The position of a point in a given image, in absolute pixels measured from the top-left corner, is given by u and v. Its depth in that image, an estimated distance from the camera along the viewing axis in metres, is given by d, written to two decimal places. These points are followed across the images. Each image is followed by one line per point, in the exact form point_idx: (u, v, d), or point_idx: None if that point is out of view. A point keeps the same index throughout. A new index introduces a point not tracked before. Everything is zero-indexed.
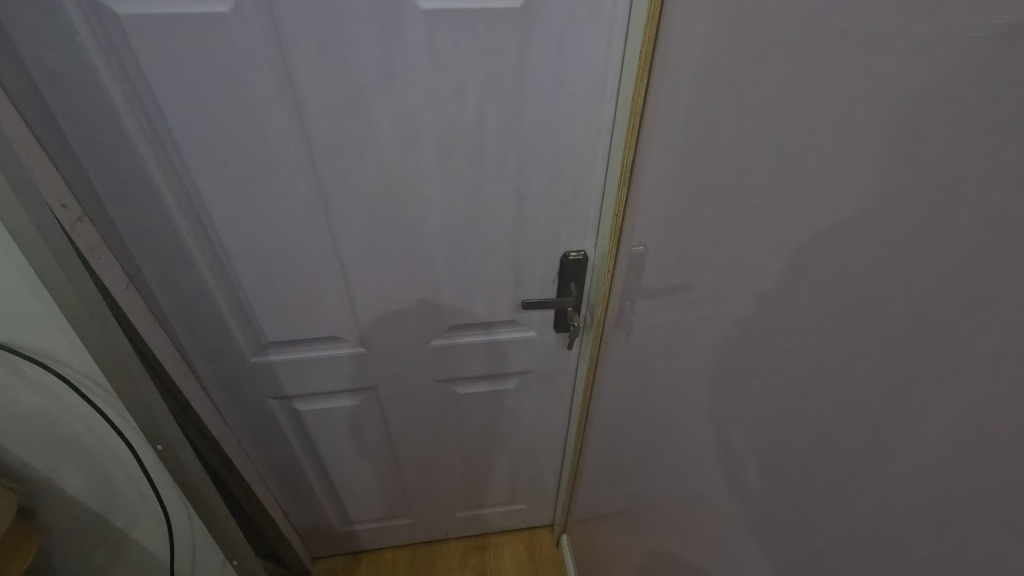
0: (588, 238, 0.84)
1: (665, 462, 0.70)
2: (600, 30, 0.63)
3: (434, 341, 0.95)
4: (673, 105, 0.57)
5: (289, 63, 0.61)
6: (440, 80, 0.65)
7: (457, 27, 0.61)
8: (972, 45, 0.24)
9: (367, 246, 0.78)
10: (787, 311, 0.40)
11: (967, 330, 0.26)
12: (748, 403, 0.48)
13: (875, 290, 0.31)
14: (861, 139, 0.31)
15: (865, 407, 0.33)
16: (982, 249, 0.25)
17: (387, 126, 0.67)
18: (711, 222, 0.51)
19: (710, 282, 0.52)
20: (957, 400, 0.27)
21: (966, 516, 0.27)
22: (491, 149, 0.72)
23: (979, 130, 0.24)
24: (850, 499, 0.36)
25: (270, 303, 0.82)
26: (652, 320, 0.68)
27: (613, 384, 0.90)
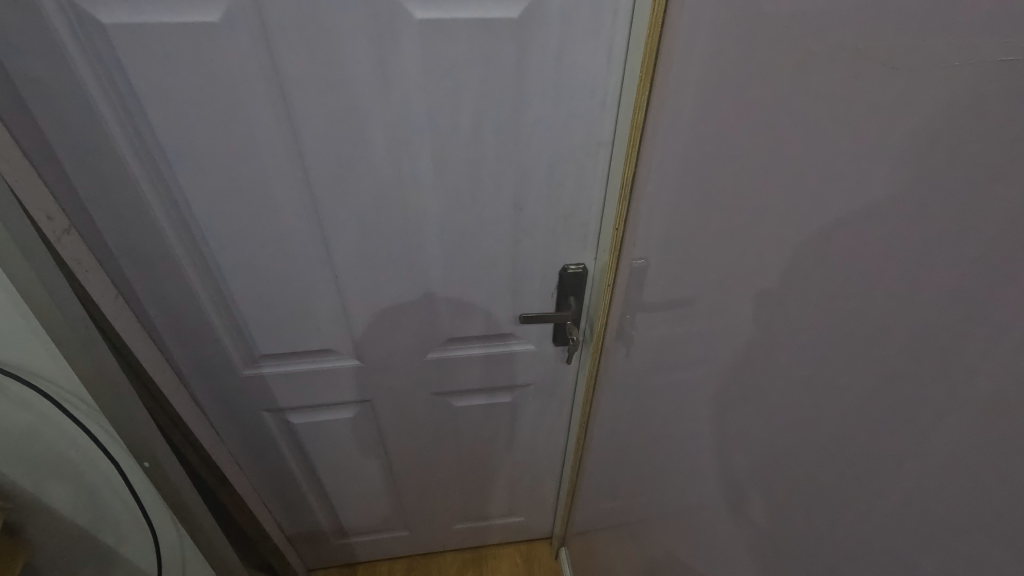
0: (588, 251, 0.81)
1: (682, 501, 0.65)
2: (600, 40, 0.61)
3: (431, 353, 0.91)
4: (681, 120, 0.55)
5: (281, 74, 0.59)
6: (435, 91, 0.62)
7: (453, 36, 0.59)
8: (992, 68, 0.24)
9: (362, 257, 0.76)
10: (838, 360, 0.36)
11: (995, 362, 0.25)
12: (768, 426, 0.45)
13: (906, 315, 0.30)
14: (879, 157, 0.30)
15: (929, 474, 0.29)
16: (995, 273, 0.24)
17: (379, 137, 0.65)
18: (727, 235, 0.48)
19: (723, 296, 0.50)
20: (982, 431, 0.26)
21: (996, 553, 0.26)
22: (487, 164, 0.69)
23: (1000, 152, 0.24)
24: (869, 524, 0.34)
25: (260, 314, 0.80)
26: (670, 350, 0.63)
27: (622, 409, 0.85)
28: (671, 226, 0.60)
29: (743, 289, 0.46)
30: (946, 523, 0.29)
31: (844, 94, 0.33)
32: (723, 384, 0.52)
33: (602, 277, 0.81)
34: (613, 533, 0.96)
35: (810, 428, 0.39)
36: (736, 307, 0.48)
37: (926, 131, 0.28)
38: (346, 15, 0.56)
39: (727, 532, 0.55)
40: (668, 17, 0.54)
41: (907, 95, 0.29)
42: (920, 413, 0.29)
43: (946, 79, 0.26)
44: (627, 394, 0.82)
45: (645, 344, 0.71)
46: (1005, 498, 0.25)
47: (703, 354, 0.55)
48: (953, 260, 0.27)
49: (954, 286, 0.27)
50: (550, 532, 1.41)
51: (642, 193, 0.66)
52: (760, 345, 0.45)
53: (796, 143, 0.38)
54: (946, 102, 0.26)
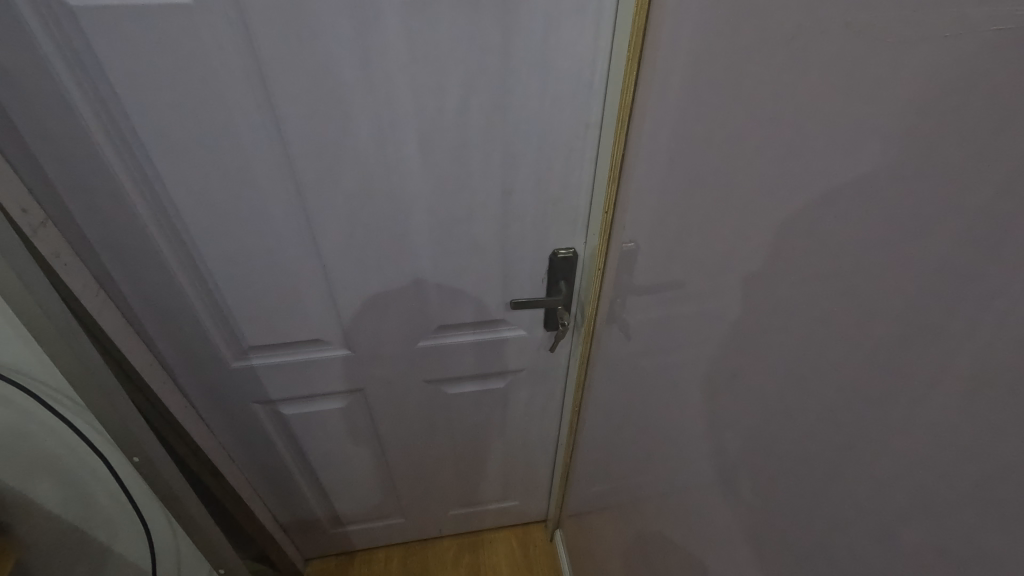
0: (578, 235, 0.80)
1: (676, 481, 0.66)
2: (587, 19, 0.59)
3: (421, 342, 0.91)
4: (669, 100, 0.54)
5: (258, 57, 0.57)
6: (419, 72, 0.61)
7: (435, 15, 0.57)
8: (984, 41, 0.23)
9: (349, 246, 0.75)
10: (826, 339, 0.36)
11: (977, 341, 0.25)
12: (758, 405, 0.45)
13: (892, 295, 0.30)
14: (866, 136, 0.30)
15: (910, 450, 0.30)
16: (978, 253, 0.25)
17: (362, 122, 0.63)
18: (716, 216, 0.48)
19: (713, 277, 0.50)
20: (963, 408, 0.26)
21: (975, 524, 0.27)
22: (474, 148, 0.68)
23: (988, 130, 0.24)
24: (853, 498, 0.35)
25: (247, 305, 0.79)
26: (662, 333, 0.63)
27: (615, 393, 0.85)
28: (662, 208, 0.60)
29: (735, 269, 0.46)
30: (939, 498, 0.29)
31: (832, 70, 0.33)
32: (716, 365, 0.52)
33: (592, 262, 0.81)
34: (607, 513, 0.98)
35: (799, 406, 0.40)
36: (728, 286, 0.47)
37: (925, 101, 0.27)
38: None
39: (719, 510, 0.55)
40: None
41: (906, 63, 0.28)
42: (915, 390, 0.29)
43: (949, 46, 0.25)
44: (619, 377, 0.82)
45: (637, 327, 0.71)
46: (996, 473, 0.25)
47: (695, 336, 0.55)
48: (951, 233, 0.26)
49: (951, 260, 0.26)
50: (545, 515, 1.43)
51: (632, 176, 0.66)
52: (749, 325, 0.45)
53: (789, 117, 0.37)
54: (947, 69, 0.25)
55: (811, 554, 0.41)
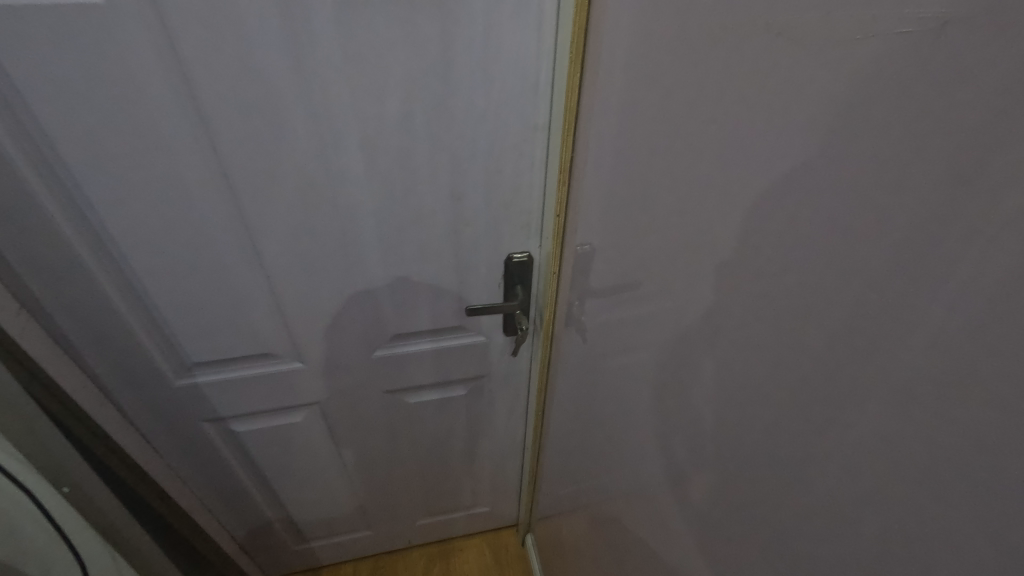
0: (532, 239, 0.79)
1: (641, 482, 0.66)
2: (529, 20, 0.58)
3: (377, 352, 0.89)
4: (612, 101, 0.54)
5: (180, 59, 0.54)
6: (357, 76, 0.58)
7: (371, 17, 0.55)
8: (898, 42, 0.23)
9: (294, 257, 0.72)
10: (771, 343, 0.36)
11: (903, 347, 0.25)
12: (710, 408, 0.45)
13: (826, 298, 0.30)
14: (797, 138, 0.30)
15: (848, 456, 0.30)
16: (904, 257, 0.24)
17: (299, 126, 0.61)
18: (666, 218, 0.48)
19: (666, 278, 0.50)
20: (890, 414, 0.26)
21: (908, 532, 0.27)
22: (420, 151, 0.66)
23: (905, 134, 0.23)
24: (799, 502, 0.35)
25: (188, 319, 0.75)
26: (622, 334, 0.63)
27: (577, 396, 0.85)
28: (614, 208, 0.59)
29: (688, 269, 0.45)
30: (881, 505, 0.28)
31: (762, 73, 0.32)
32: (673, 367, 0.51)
33: (547, 265, 0.80)
34: (576, 516, 0.97)
35: (749, 409, 0.39)
36: (683, 287, 0.47)
37: (854, 95, 0.26)
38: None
39: (681, 513, 0.55)
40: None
41: (833, 57, 0.27)
42: (857, 394, 0.28)
43: (878, 38, 0.24)
44: (581, 379, 0.81)
45: (597, 329, 0.70)
46: (926, 480, 0.25)
47: (655, 337, 0.54)
48: (886, 232, 0.25)
49: (885, 260, 0.25)
50: (516, 518, 1.42)
51: (582, 178, 0.65)
52: (701, 327, 0.45)
53: (730, 113, 0.36)
54: (872, 63, 0.25)
55: (764, 557, 0.41)
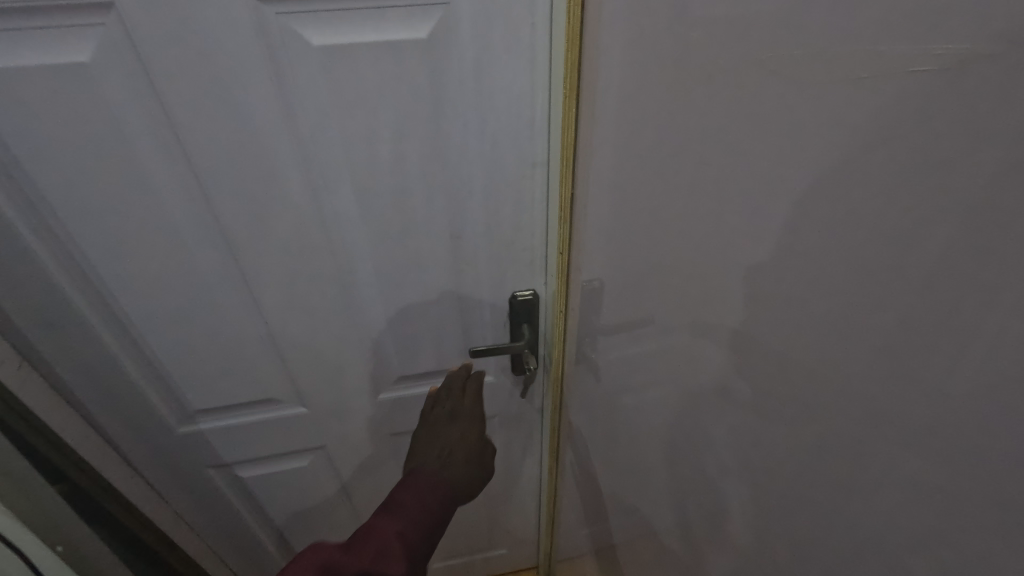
0: (537, 277, 0.75)
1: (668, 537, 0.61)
2: (520, 57, 0.56)
3: (382, 395, 0.86)
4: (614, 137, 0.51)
5: (167, 112, 0.53)
6: (347, 120, 0.57)
7: (357, 61, 0.53)
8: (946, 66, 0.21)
9: (293, 301, 0.70)
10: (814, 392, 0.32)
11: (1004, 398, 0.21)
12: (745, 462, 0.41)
13: (890, 339, 0.26)
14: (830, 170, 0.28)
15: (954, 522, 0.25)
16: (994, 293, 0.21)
17: (290, 173, 0.59)
18: (676, 260, 0.44)
19: (679, 324, 0.46)
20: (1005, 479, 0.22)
21: None
22: (415, 193, 0.64)
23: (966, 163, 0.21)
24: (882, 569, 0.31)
25: (188, 366, 0.74)
26: (636, 377, 0.59)
27: (595, 437, 0.80)
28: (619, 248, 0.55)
29: (704, 313, 0.42)
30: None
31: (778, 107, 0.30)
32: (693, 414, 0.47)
33: (552, 305, 0.76)
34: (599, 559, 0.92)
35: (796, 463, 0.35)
36: (700, 333, 0.43)
37: (909, 126, 0.23)
38: (233, 44, 0.50)
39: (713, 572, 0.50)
40: (586, 29, 0.49)
41: (877, 87, 0.24)
42: (931, 447, 0.25)
43: (936, 67, 0.21)
44: (595, 421, 0.77)
45: (607, 372, 0.66)
46: None
47: (674, 382, 0.50)
48: (957, 273, 0.22)
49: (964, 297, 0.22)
50: (535, 561, 1.35)
51: (585, 215, 0.61)
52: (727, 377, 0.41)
53: (746, 147, 0.33)
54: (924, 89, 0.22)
55: None
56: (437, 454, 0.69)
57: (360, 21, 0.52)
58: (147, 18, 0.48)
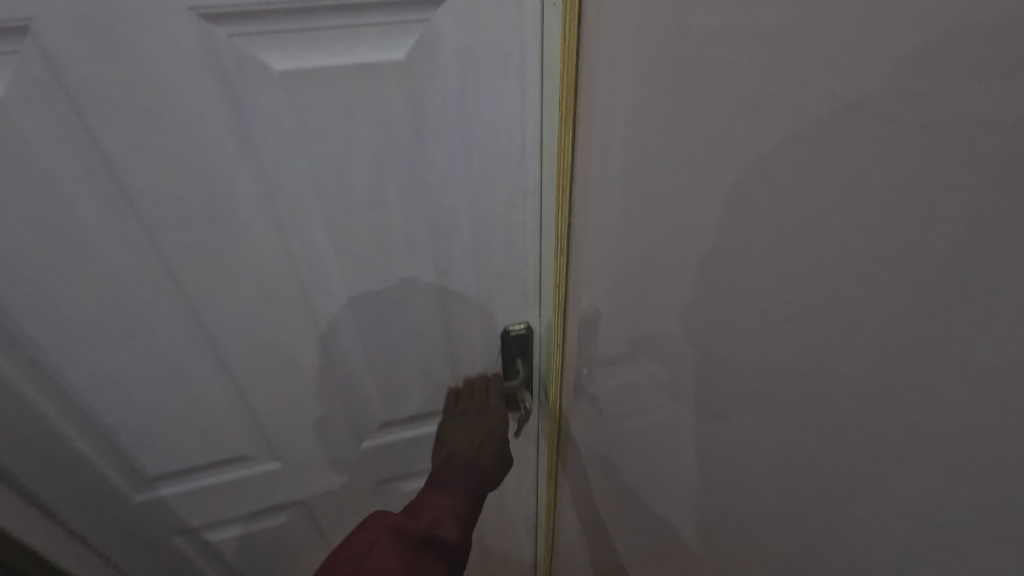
0: (530, 309, 0.70)
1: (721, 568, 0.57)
2: (509, 78, 0.50)
3: (365, 442, 0.79)
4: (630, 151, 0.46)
5: (98, 145, 0.46)
6: (317, 153, 0.50)
7: (325, 88, 0.47)
8: None
9: (262, 351, 0.63)
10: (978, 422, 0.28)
11: None
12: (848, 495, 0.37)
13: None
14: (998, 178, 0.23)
15: None
16: None
17: (253, 213, 0.53)
18: None
19: None
20: None
21: None
22: (396, 228, 0.58)
23: None
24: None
25: (144, 429, 0.66)
26: None
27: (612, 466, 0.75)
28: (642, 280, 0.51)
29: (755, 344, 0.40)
30: None
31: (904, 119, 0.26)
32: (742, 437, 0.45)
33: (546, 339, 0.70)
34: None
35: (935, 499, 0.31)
36: None
37: None
38: (179, 67, 0.43)
39: None
40: (585, 42, 0.45)
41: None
42: None
43: None
44: (609, 448, 0.73)
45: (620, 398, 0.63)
46: None
47: None
48: None
49: None
50: None
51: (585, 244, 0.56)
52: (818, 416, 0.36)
53: (840, 161, 0.30)
54: None
55: None
56: (479, 446, 0.70)
57: (328, 43, 0.45)
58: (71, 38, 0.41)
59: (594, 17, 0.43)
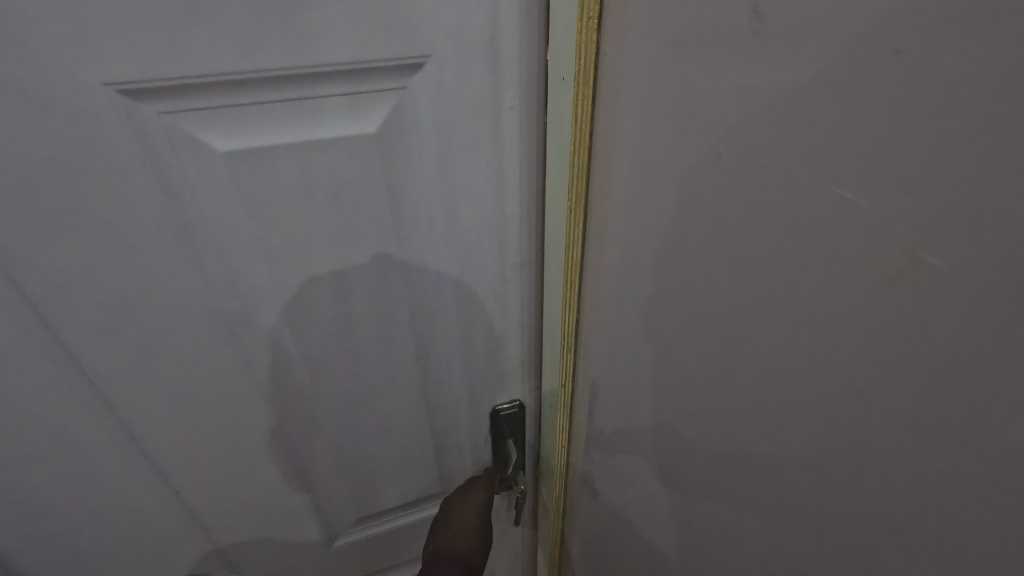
0: (521, 386, 0.63)
1: None
2: (495, 149, 0.45)
3: (339, 540, 0.69)
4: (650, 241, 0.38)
5: None
6: (271, 239, 0.43)
7: (275, 167, 0.40)
8: None
9: (210, 460, 0.54)
10: None
11: None
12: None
13: None
14: None
15: None
16: None
17: (193, 311, 0.44)
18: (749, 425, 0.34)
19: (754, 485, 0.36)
20: None
21: None
22: (366, 315, 0.50)
23: None
24: None
25: (67, 562, 0.54)
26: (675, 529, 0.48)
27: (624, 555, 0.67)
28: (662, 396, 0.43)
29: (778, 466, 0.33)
30: None
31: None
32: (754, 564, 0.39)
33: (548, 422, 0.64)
34: None
35: None
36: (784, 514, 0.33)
37: None
38: (87, 131, 0.35)
39: None
40: (600, 125, 0.38)
41: None
42: None
43: None
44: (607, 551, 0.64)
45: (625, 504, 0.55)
46: None
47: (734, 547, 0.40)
48: None
49: None
50: None
51: (597, 336, 0.49)
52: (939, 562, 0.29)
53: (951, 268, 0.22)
54: None
55: None
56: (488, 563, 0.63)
57: (278, 113, 0.38)
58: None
59: (611, 99, 0.36)
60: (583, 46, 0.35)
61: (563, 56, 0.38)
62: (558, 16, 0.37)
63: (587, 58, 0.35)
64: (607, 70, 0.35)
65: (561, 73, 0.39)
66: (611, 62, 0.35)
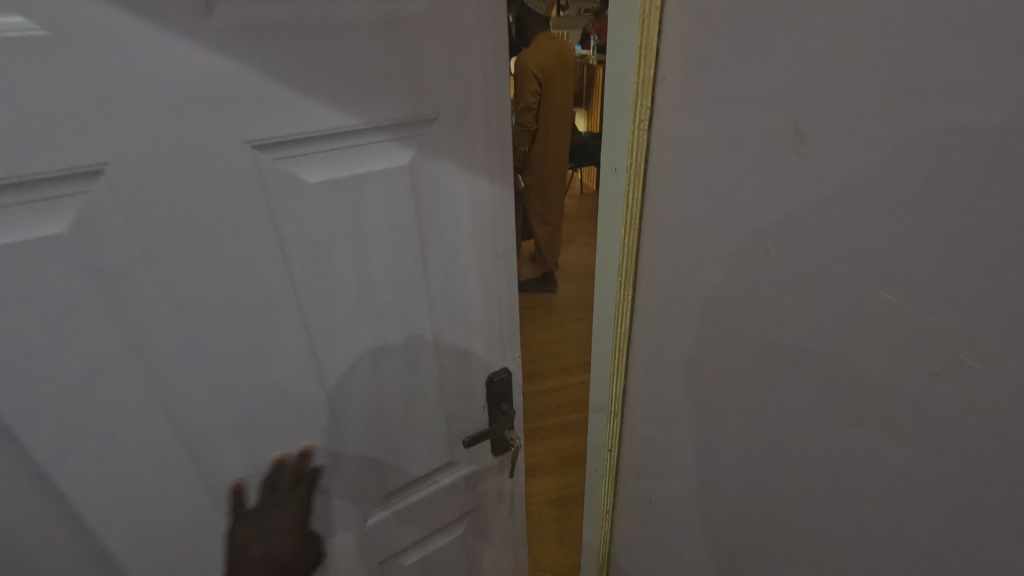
0: (508, 353, 0.82)
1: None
2: (482, 173, 0.67)
3: (371, 520, 0.79)
4: (679, 291, 0.46)
5: (149, 244, 0.48)
6: (337, 242, 0.59)
7: (344, 191, 0.57)
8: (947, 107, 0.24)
9: (281, 441, 0.64)
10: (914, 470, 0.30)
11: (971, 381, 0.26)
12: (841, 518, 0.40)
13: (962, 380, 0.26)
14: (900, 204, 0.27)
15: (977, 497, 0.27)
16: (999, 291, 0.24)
17: (287, 305, 0.58)
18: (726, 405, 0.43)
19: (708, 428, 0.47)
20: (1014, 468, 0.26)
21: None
22: (398, 303, 0.66)
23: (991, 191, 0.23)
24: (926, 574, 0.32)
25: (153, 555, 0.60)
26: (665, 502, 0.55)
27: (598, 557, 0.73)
28: (707, 444, 0.47)
29: (753, 450, 0.41)
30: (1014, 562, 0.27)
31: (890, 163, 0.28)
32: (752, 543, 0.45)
33: (597, 474, 0.66)
34: None
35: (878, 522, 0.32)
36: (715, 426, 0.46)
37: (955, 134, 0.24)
38: (236, 169, 0.50)
39: None
40: (649, 197, 0.47)
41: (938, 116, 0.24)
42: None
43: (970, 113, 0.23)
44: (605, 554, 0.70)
45: (665, 545, 0.58)
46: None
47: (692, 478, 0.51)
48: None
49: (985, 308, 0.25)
50: None
51: (637, 382, 0.55)
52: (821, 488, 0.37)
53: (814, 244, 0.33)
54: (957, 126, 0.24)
55: None
56: None
57: (345, 159, 0.57)
58: (127, 96, 0.44)
59: (656, 182, 0.45)
60: (635, 139, 0.44)
61: (614, 151, 0.47)
62: (615, 110, 0.46)
63: (638, 151, 0.45)
64: (663, 147, 0.43)
65: (615, 162, 0.48)
66: (655, 151, 0.44)
